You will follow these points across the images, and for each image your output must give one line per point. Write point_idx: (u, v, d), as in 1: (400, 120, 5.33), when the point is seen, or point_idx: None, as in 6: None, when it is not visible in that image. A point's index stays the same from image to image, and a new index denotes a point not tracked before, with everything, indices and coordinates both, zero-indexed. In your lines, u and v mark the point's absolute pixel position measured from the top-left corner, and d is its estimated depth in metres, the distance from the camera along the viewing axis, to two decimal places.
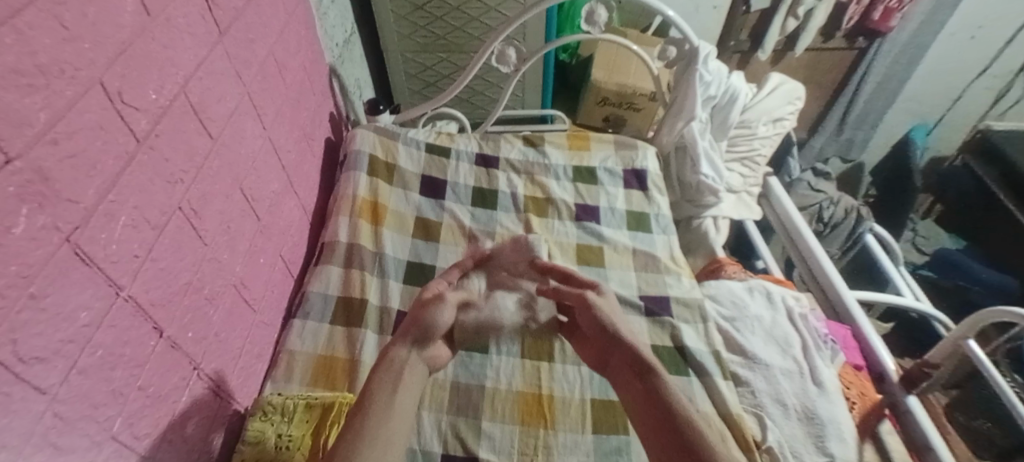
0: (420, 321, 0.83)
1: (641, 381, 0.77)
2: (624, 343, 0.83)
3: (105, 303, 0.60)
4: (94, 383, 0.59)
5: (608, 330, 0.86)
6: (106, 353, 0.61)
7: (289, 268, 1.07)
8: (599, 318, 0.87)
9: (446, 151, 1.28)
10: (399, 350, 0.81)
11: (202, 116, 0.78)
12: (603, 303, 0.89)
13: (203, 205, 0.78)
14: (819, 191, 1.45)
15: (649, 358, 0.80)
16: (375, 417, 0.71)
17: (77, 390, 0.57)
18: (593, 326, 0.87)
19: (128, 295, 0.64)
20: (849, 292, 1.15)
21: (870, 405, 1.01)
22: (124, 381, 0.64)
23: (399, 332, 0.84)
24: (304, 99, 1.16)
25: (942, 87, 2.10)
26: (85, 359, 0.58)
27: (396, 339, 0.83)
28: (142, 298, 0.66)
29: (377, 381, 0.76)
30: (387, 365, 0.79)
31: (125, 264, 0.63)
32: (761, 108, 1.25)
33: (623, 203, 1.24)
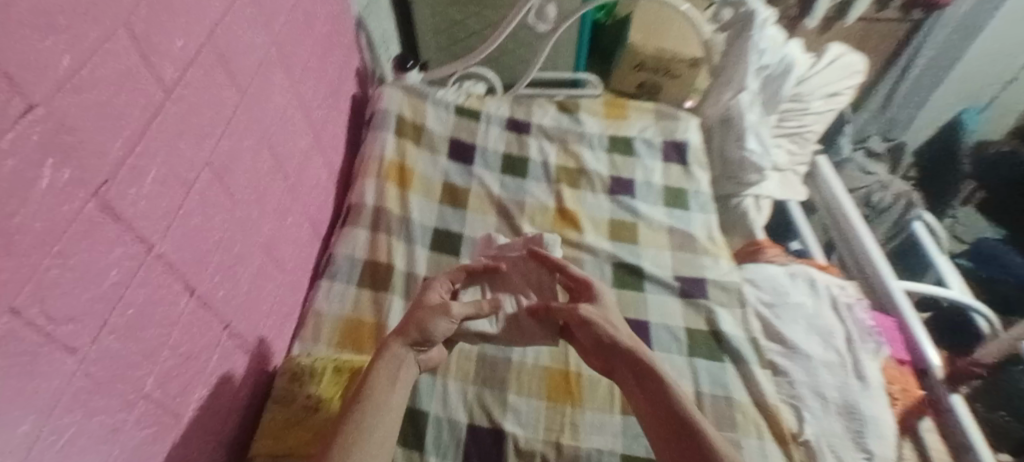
0: (420, 325, 0.78)
1: (643, 392, 0.76)
2: (623, 352, 0.80)
3: (135, 262, 0.58)
4: (125, 343, 0.57)
5: (604, 341, 0.81)
6: (137, 313, 0.59)
7: (316, 229, 1.04)
8: (597, 330, 0.82)
9: (477, 113, 1.23)
10: (397, 350, 0.77)
11: (229, 67, 0.74)
12: (599, 315, 0.83)
13: (231, 162, 0.75)
14: (869, 173, 1.43)
15: (654, 366, 0.78)
16: (367, 420, 0.71)
17: (108, 350, 0.55)
18: (590, 339, 0.82)
19: (158, 253, 0.61)
20: (895, 283, 1.13)
21: (913, 401, 1.00)
22: (156, 342, 0.62)
23: (395, 333, 0.79)
24: (331, 52, 1.10)
25: (994, 68, 1.97)
26: (116, 319, 0.55)
27: (392, 339, 0.78)
28: (172, 257, 0.64)
29: (373, 377, 0.75)
30: (385, 360, 0.76)
31: (155, 222, 0.60)
32: (817, 81, 1.17)
33: (660, 177, 1.19)
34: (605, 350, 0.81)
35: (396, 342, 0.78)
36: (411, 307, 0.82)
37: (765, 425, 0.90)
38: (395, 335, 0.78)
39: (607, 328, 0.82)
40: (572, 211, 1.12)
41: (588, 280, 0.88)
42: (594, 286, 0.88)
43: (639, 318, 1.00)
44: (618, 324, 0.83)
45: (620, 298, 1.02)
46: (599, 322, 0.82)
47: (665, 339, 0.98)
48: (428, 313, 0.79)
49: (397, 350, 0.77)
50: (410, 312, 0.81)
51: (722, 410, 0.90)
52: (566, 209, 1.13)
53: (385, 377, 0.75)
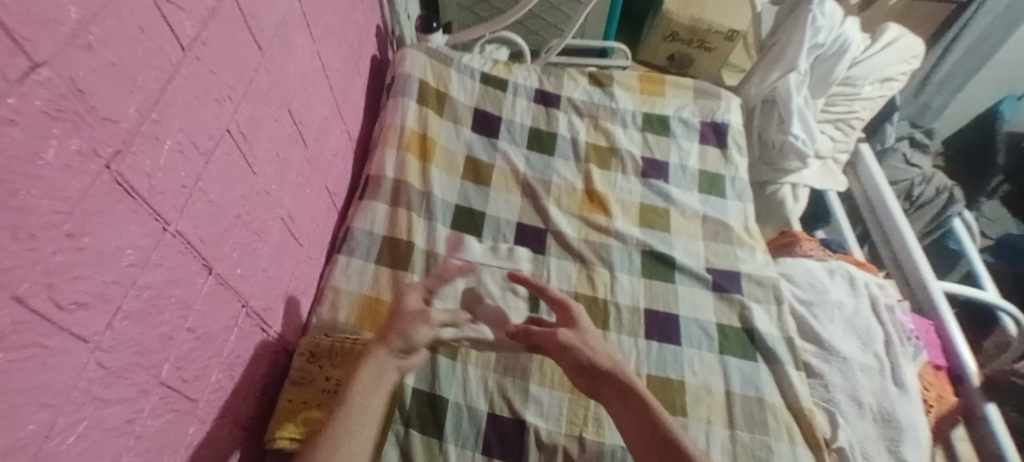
0: (403, 333, 0.74)
1: (631, 416, 0.70)
2: (607, 375, 0.73)
3: (152, 240, 0.52)
4: (142, 328, 0.52)
5: (585, 366, 0.75)
6: (154, 295, 0.53)
7: (333, 201, 0.98)
8: (577, 355, 0.75)
9: (503, 83, 1.16)
10: (382, 356, 0.73)
11: (251, 23, 0.67)
12: (578, 339, 0.77)
13: (251, 129, 0.68)
14: (911, 166, 1.36)
15: (638, 388, 0.72)
16: (336, 439, 0.65)
17: (124, 337, 0.50)
18: (570, 365, 0.76)
19: (175, 231, 0.55)
20: (937, 284, 1.08)
21: (945, 409, 0.97)
22: (173, 325, 0.57)
23: (376, 341, 0.74)
24: (354, 9, 1.02)
25: None
26: (132, 302, 0.50)
27: (375, 343, 0.74)
28: (190, 234, 0.58)
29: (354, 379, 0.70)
30: (371, 360, 0.72)
31: (172, 197, 0.54)
32: (873, 64, 1.10)
33: (696, 161, 1.13)
34: (587, 376, 0.75)
35: (379, 347, 0.73)
36: (390, 315, 0.76)
37: (797, 428, 0.86)
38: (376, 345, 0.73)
39: (589, 352, 0.76)
40: (601, 194, 1.07)
41: (565, 302, 0.81)
42: (572, 308, 0.81)
43: (669, 310, 0.95)
44: (599, 348, 0.77)
45: (651, 288, 0.98)
46: (579, 347, 0.76)
47: (695, 334, 0.94)
48: (409, 322, 0.75)
49: (380, 357, 0.72)
50: (386, 320, 0.76)
51: (753, 412, 0.86)
52: (595, 190, 1.07)
53: (361, 384, 0.70)
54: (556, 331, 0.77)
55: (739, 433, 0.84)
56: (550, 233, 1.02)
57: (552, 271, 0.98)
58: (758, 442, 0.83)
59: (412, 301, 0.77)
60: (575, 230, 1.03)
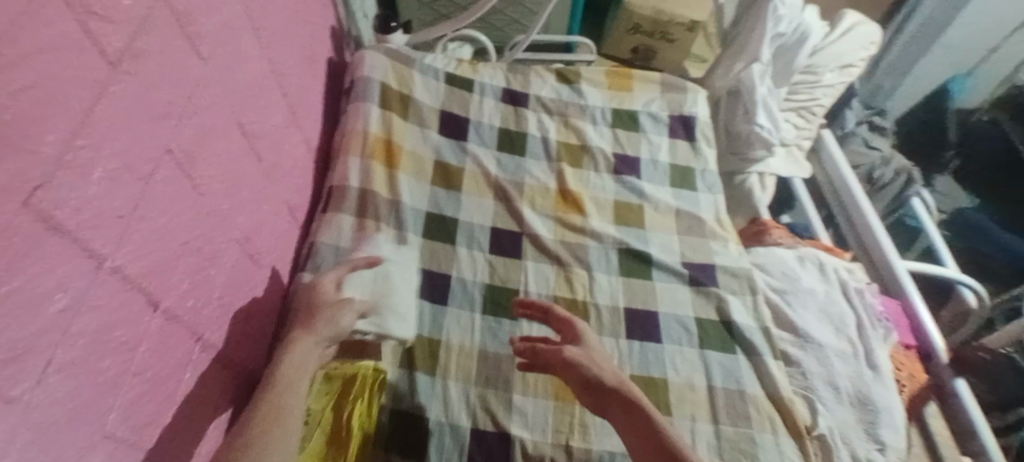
0: (330, 321, 0.72)
1: (638, 432, 0.70)
2: (613, 392, 0.72)
3: (85, 282, 0.47)
4: (80, 377, 0.47)
5: (592, 383, 0.73)
6: (92, 342, 0.48)
7: (294, 216, 0.94)
8: (584, 372, 0.74)
9: (469, 83, 1.13)
10: (307, 345, 0.70)
11: (189, 30, 0.62)
12: (585, 357, 0.75)
13: (195, 146, 0.63)
14: (872, 149, 1.39)
15: (645, 406, 0.71)
16: (261, 438, 0.61)
17: (59, 392, 0.45)
18: (577, 382, 0.74)
19: (113, 267, 0.51)
20: (900, 262, 1.08)
21: (916, 388, 0.97)
22: (117, 371, 0.52)
23: (301, 330, 0.71)
24: (305, 10, 0.97)
25: (982, 35, 1.90)
26: (66, 352, 0.45)
27: (297, 333, 0.71)
28: (131, 268, 0.53)
29: (278, 375, 0.67)
30: (296, 351, 0.69)
31: (107, 230, 0.50)
32: (832, 52, 1.11)
33: (666, 155, 1.12)
34: (594, 394, 0.73)
35: (305, 336, 0.70)
36: (308, 305, 0.74)
37: (779, 419, 0.85)
38: (302, 335, 0.70)
39: (596, 368, 0.74)
40: (575, 193, 1.05)
41: (571, 320, 0.81)
42: (577, 325, 0.80)
43: (649, 307, 0.94)
44: (605, 364, 0.76)
45: (630, 287, 0.96)
46: (587, 363, 0.74)
47: (675, 330, 0.92)
48: (331, 311, 0.73)
49: (306, 347, 0.70)
50: (303, 312, 0.73)
51: (736, 405, 0.86)
52: (568, 190, 1.05)
53: (285, 379, 0.67)
54: (562, 348, 0.75)
55: (724, 428, 0.84)
56: (525, 236, 1.00)
57: (529, 274, 0.97)
58: (743, 437, 0.83)
59: (329, 286, 0.75)
60: (551, 232, 1.01)
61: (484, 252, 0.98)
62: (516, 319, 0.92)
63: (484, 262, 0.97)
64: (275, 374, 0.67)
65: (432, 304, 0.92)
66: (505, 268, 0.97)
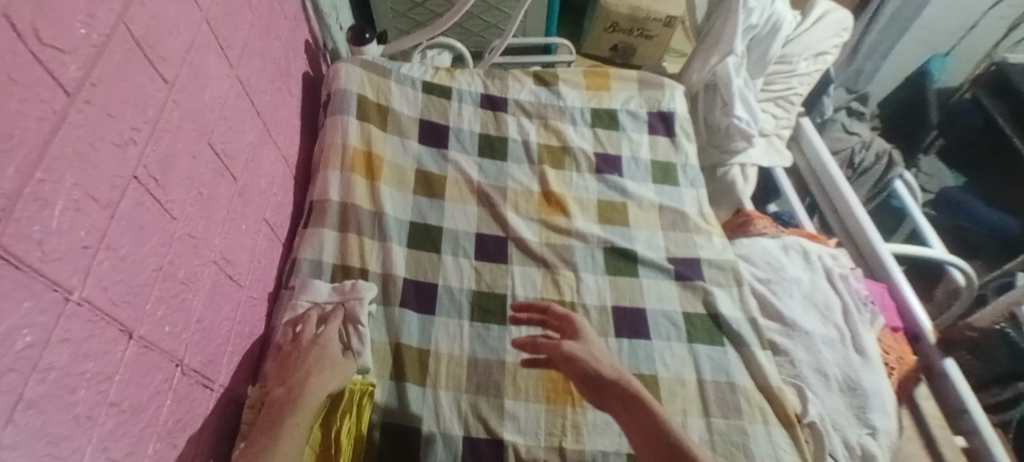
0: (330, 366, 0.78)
1: (632, 420, 0.69)
2: (610, 385, 0.73)
3: (52, 316, 0.48)
4: (51, 412, 0.48)
5: (589, 377, 0.74)
6: (62, 375, 0.49)
7: (276, 234, 0.94)
8: (581, 366, 0.75)
9: (447, 90, 1.13)
10: (320, 385, 0.75)
11: (151, 54, 0.62)
12: (582, 351, 0.76)
13: (165, 172, 0.64)
14: (852, 134, 1.40)
15: (644, 398, 0.71)
16: None
17: (30, 428, 0.46)
18: (574, 376, 0.75)
19: (81, 298, 0.51)
20: (884, 246, 1.06)
21: (907, 369, 0.93)
22: (90, 402, 0.53)
23: (317, 373, 0.76)
24: (275, 26, 0.97)
25: (959, 15, 1.91)
26: (35, 388, 0.46)
27: (315, 374, 0.76)
28: (100, 298, 0.54)
29: (297, 409, 0.71)
30: (309, 391, 0.74)
31: (73, 262, 0.50)
32: (806, 41, 1.11)
33: (647, 152, 1.13)
34: (592, 387, 0.74)
35: (321, 380, 0.76)
36: (316, 350, 0.79)
37: (769, 409, 0.85)
38: (315, 377, 0.76)
39: (595, 362, 0.75)
40: (558, 195, 1.05)
41: (571, 316, 0.82)
42: (576, 321, 0.81)
43: (636, 304, 0.95)
44: (604, 358, 0.76)
45: (617, 285, 0.97)
46: (584, 356, 0.75)
47: (664, 326, 0.92)
48: (336, 363, 0.79)
49: (321, 392, 0.75)
50: (314, 355, 0.78)
51: (725, 398, 0.85)
52: (551, 192, 1.06)
53: (298, 415, 0.71)
54: (561, 343, 0.77)
55: (715, 420, 0.83)
56: (510, 240, 1.00)
57: (516, 278, 0.97)
58: (733, 428, 0.82)
59: (334, 337, 0.82)
60: (535, 235, 1.01)
61: (470, 258, 0.98)
62: (505, 323, 0.93)
63: (470, 268, 0.97)
64: (292, 408, 0.71)
65: (419, 314, 0.92)
66: (491, 274, 0.97)
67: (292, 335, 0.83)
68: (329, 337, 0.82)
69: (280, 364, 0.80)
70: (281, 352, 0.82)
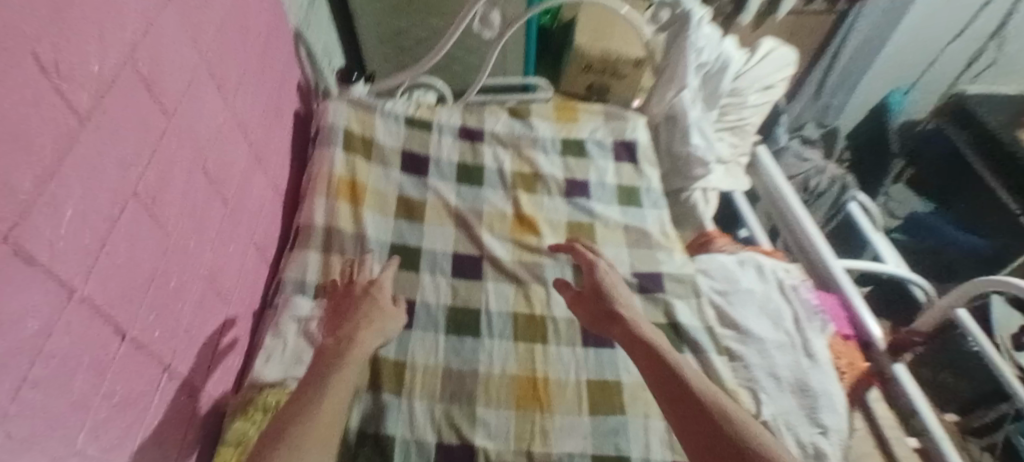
0: (379, 325, 0.83)
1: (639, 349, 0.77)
2: (620, 320, 0.82)
3: (56, 309, 0.54)
4: (52, 395, 0.54)
5: (610, 312, 0.84)
6: (63, 363, 0.56)
7: (263, 255, 1.01)
8: (606, 301, 0.86)
9: (428, 124, 1.22)
10: (368, 337, 0.80)
11: (154, 88, 0.70)
12: (613, 291, 0.87)
13: (161, 191, 0.71)
14: (805, 160, 1.49)
15: (648, 337, 0.79)
16: (301, 426, 0.67)
17: (32, 406, 0.52)
18: (598, 306, 0.86)
19: (81, 297, 0.58)
20: (835, 261, 1.13)
21: (859, 374, 0.98)
22: (85, 392, 0.59)
23: (368, 325, 0.82)
24: (269, 67, 1.06)
25: (918, 52, 2.03)
26: (38, 371, 0.52)
27: (364, 327, 0.81)
28: (98, 298, 0.60)
29: (348, 358, 0.76)
30: (361, 340, 0.79)
31: (77, 263, 0.57)
32: (753, 75, 1.21)
33: (613, 177, 1.21)
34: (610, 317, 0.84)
35: (369, 333, 0.80)
36: (366, 301, 0.85)
37: None
38: (364, 331, 0.80)
39: (621, 301, 0.86)
40: (530, 217, 1.13)
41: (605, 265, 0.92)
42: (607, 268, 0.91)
43: None
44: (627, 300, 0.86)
45: None
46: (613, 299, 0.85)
47: None
48: (385, 316, 0.84)
49: (366, 346, 0.79)
50: (363, 311, 0.83)
51: None
52: (524, 214, 1.13)
53: (346, 365, 0.75)
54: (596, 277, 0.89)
55: None
56: (484, 259, 1.07)
57: (490, 294, 1.03)
58: None
59: (385, 293, 0.88)
60: (508, 253, 1.09)
61: (447, 276, 1.05)
62: (479, 336, 0.98)
63: (446, 286, 1.04)
64: (342, 359, 0.75)
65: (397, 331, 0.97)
66: (466, 290, 1.03)
67: (346, 281, 0.90)
68: (378, 293, 0.87)
69: (332, 309, 0.86)
70: (333, 299, 0.88)
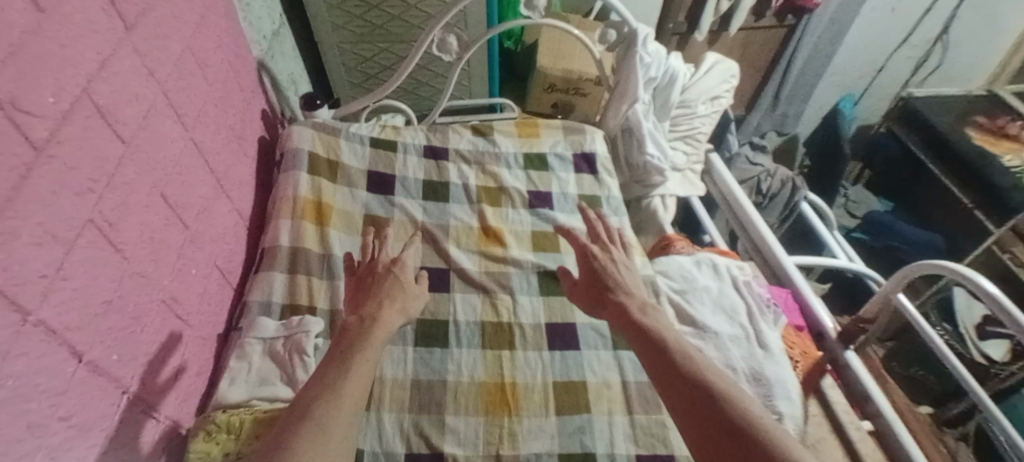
0: (404, 308, 0.83)
1: (631, 323, 0.78)
2: (614, 299, 0.83)
3: (12, 331, 0.55)
4: (10, 416, 0.55)
5: (607, 292, 0.85)
6: (20, 385, 0.56)
7: (226, 279, 1.03)
8: (607, 281, 0.87)
9: (393, 144, 1.25)
10: (393, 313, 0.80)
11: (111, 119, 0.72)
12: (618, 271, 0.88)
13: (119, 217, 0.73)
14: (756, 165, 1.57)
15: (647, 316, 0.79)
16: (324, 408, 0.64)
17: None
18: (598, 286, 0.87)
19: (38, 320, 0.59)
20: (787, 257, 1.18)
21: (812, 361, 1.04)
22: (43, 413, 0.59)
23: (389, 303, 0.81)
24: (231, 95, 1.09)
25: (866, 59, 2.12)
26: None
27: (387, 305, 0.81)
28: (55, 322, 0.61)
29: (371, 337, 0.74)
30: (386, 316, 0.79)
31: (33, 286, 0.58)
32: (700, 87, 1.28)
33: (574, 188, 1.26)
34: (604, 296, 0.85)
35: (391, 312, 0.80)
36: (390, 278, 0.86)
37: None
38: (386, 311, 0.80)
39: (621, 282, 0.86)
40: (495, 228, 1.16)
41: (608, 246, 0.93)
42: (612, 248, 0.92)
43: (567, 321, 1.05)
44: (629, 282, 0.87)
45: (550, 304, 1.07)
46: (612, 283, 0.86)
47: (593, 337, 1.03)
48: (408, 296, 0.84)
49: (389, 326, 0.78)
50: (386, 290, 0.84)
51: (647, 396, 0.95)
52: (489, 226, 1.17)
53: (373, 343, 0.74)
54: (591, 255, 0.90)
55: (637, 416, 0.93)
56: (452, 272, 1.09)
57: (457, 306, 1.05)
58: (654, 422, 0.92)
59: (406, 274, 0.88)
60: (475, 264, 1.11)
61: None
62: (447, 346, 0.99)
63: None
64: (365, 337, 0.74)
65: None
66: (434, 303, 1.05)
67: (368, 262, 0.90)
68: (400, 271, 0.87)
69: (353, 287, 0.87)
70: (356, 274, 0.89)
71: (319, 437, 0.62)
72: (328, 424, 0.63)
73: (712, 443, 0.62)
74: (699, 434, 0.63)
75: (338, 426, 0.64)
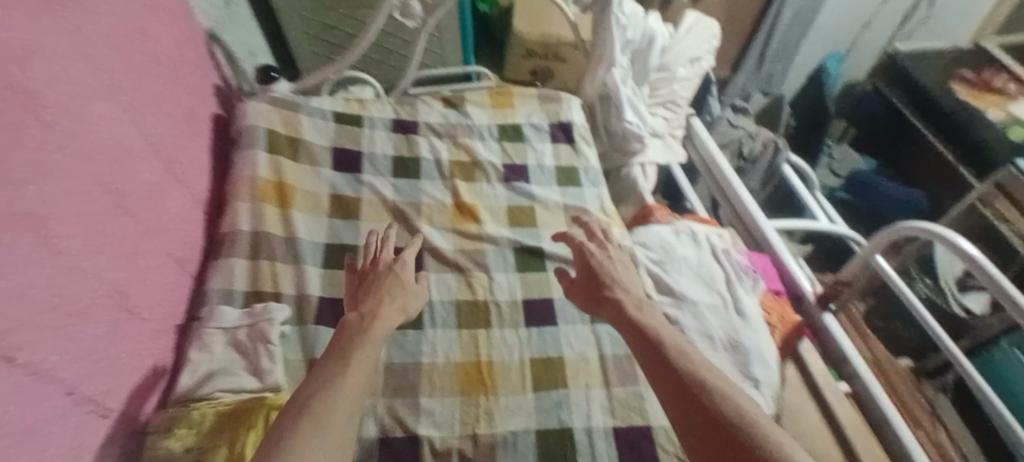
0: (404, 307, 0.83)
1: (626, 320, 0.77)
2: (609, 296, 0.82)
3: None
4: None
5: (601, 288, 0.84)
6: None
7: (184, 267, 1.00)
8: (603, 276, 0.85)
9: (358, 119, 1.22)
10: (392, 308, 0.80)
11: (32, 102, 0.68)
12: (613, 267, 0.87)
13: (48, 208, 0.68)
14: (737, 127, 1.52)
15: (643, 313, 0.78)
16: (323, 398, 0.63)
17: None
18: (592, 282, 0.86)
19: None
20: (767, 223, 1.17)
21: (791, 328, 1.01)
22: None
23: (388, 300, 0.81)
24: (177, 72, 1.04)
25: (849, 15, 2.05)
26: None
27: (384, 304, 0.80)
28: None
29: (368, 335, 0.73)
30: (384, 317, 0.78)
31: None
32: (680, 47, 1.24)
33: (551, 159, 1.22)
34: (599, 292, 0.84)
35: (391, 310, 0.80)
36: (391, 277, 0.86)
37: None
38: (387, 307, 0.80)
39: (615, 279, 0.85)
40: (469, 204, 1.13)
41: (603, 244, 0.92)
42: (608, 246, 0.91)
43: (544, 296, 1.04)
44: (623, 277, 0.86)
45: (527, 280, 1.05)
46: (607, 280, 0.84)
47: (570, 311, 1.02)
48: (407, 294, 0.85)
49: (389, 322, 0.78)
50: (388, 286, 0.84)
51: (625, 368, 0.95)
52: (463, 202, 1.14)
53: (372, 339, 0.73)
54: (586, 254, 0.89)
55: (614, 390, 0.92)
56: (426, 252, 1.07)
57: (431, 284, 1.03)
58: (632, 395, 0.92)
59: (407, 275, 0.88)
60: (450, 243, 1.09)
61: None
62: (421, 328, 0.98)
63: None
64: (364, 332, 0.73)
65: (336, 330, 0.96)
66: None
67: (370, 263, 0.89)
68: (401, 269, 0.87)
69: (353, 285, 0.86)
70: (358, 273, 0.88)
71: (316, 434, 0.59)
72: (327, 418, 0.61)
73: (706, 439, 0.60)
74: (693, 431, 0.61)
75: (336, 422, 0.62)
